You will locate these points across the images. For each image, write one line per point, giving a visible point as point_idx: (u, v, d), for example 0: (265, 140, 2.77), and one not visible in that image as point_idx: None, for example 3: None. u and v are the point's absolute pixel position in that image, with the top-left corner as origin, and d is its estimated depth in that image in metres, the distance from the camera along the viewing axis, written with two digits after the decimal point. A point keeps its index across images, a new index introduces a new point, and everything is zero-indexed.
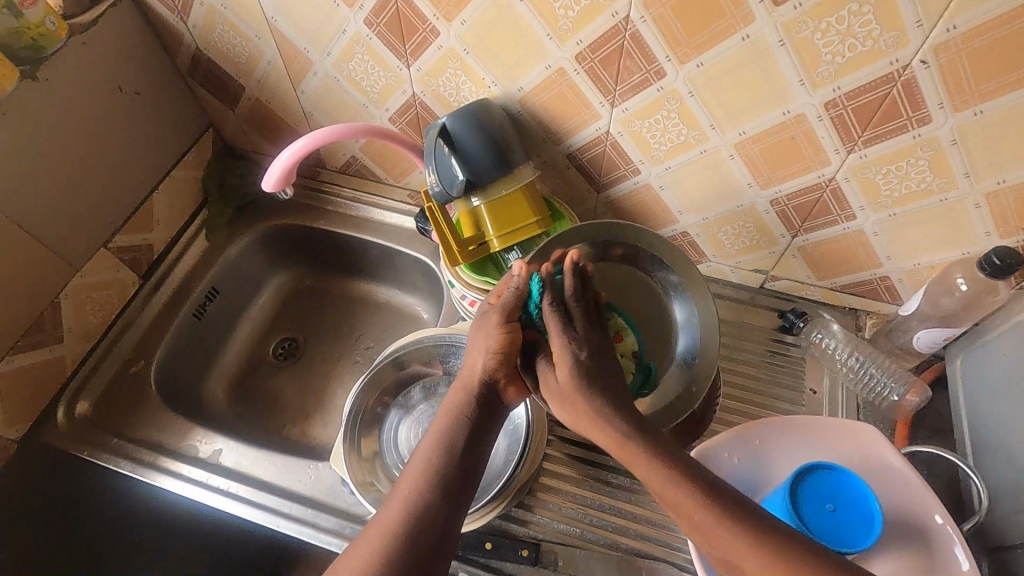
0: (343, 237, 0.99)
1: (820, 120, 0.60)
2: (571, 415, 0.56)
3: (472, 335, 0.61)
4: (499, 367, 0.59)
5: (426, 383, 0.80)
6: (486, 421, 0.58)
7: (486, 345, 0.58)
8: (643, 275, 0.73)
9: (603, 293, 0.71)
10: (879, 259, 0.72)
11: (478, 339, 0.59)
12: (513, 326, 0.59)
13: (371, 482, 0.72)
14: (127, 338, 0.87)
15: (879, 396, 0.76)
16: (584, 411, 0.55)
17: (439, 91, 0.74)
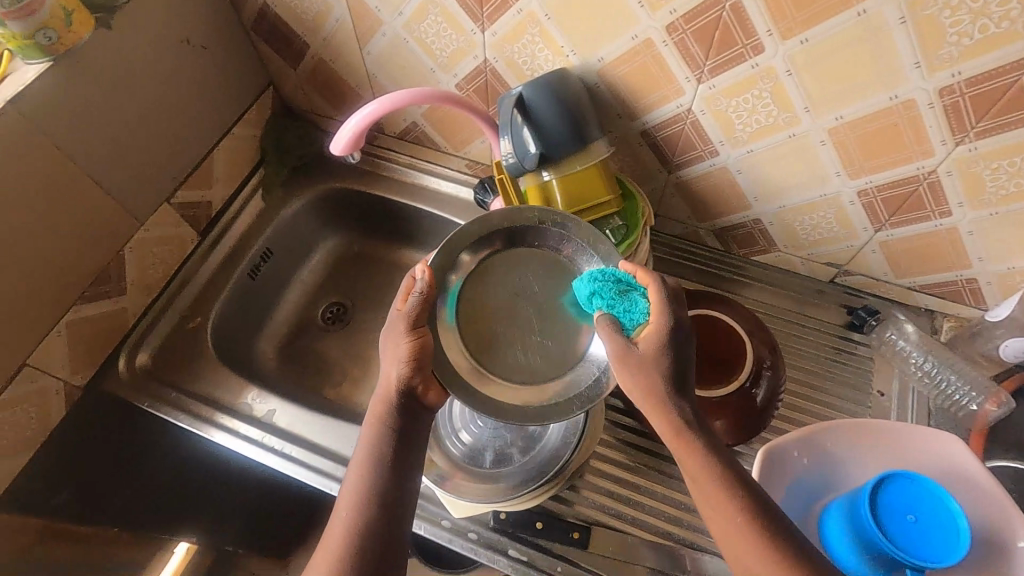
0: (396, 204, 0.98)
1: (930, 108, 0.56)
2: (647, 380, 0.55)
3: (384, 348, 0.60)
4: (415, 374, 0.58)
5: None
6: (409, 428, 0.58)
7: (398, 358, 0.58)
8: (529, 249, 0.67)
9: (520, 283, 0.66)
10: (970, 261, 0.68)
11: (388, 352, 0.59)
12: (420, 332, 0.59)
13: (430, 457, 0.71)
14: (185, 293, 0.88)
15: (954, 403, 0.73)
16: (659, 385, 0.54)
17: (512, 58, 0.71)
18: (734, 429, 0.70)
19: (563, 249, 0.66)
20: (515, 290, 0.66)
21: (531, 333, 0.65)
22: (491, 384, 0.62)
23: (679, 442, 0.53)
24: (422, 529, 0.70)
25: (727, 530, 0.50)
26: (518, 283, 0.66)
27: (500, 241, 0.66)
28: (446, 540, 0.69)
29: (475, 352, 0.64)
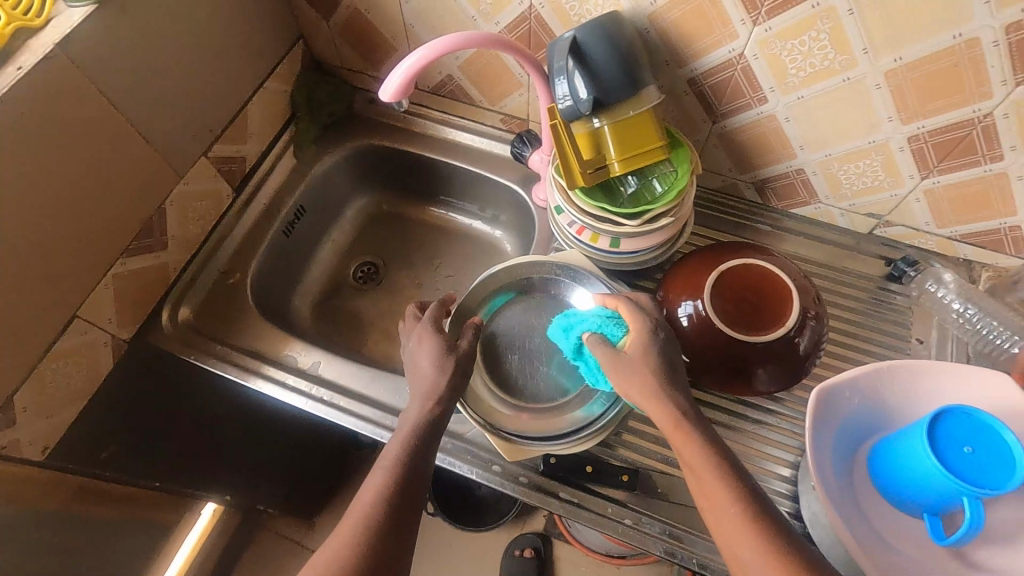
0: (429, 162, 0.98)
1: (995, 46, 0.56)
2: (640, 378, 0.59)
3: (418, 361, 0.65)
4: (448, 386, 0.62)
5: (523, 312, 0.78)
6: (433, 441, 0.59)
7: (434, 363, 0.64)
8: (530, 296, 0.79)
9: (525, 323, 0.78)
10: (1016, 207, 0.68)
11: (424, 362, 0.65)
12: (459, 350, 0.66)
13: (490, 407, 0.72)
14: (223, 249, 0.88)
15: (994, 347, 0.74)
16: (654, 376, 0.59)
17: (559, 3, 0.70)
18: (778, 376, 0.71)
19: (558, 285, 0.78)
20: (521, 326, 0.78)
21: (543, 359, 0.76)
22: (500, 404, 0.72)
23: (678, 432, 0.56)
24: (474, 473, 0.71)
25: (722, 518, 0.52)
26: (526, 327, 0.78)
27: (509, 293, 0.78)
28: (498, 484, 0.70)
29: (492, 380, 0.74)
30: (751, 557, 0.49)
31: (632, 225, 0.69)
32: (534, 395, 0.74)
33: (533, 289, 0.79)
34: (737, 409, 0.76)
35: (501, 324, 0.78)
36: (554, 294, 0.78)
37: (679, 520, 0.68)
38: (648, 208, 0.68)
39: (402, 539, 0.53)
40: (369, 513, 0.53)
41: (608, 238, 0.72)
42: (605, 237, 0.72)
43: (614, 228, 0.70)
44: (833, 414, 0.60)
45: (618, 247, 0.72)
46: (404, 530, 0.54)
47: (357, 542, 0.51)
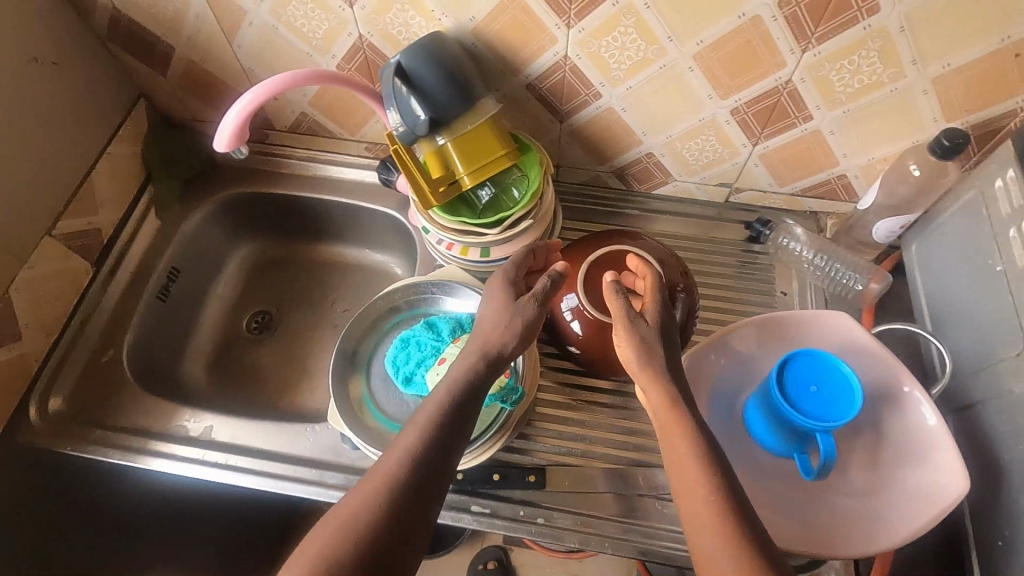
0: (303, 200, 0.96)
1: (774, 21, 0.61)
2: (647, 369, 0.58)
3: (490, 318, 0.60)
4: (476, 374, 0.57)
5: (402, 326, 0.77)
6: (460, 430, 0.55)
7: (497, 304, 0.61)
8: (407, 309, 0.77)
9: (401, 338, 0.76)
10: (836, 158, 0.75)
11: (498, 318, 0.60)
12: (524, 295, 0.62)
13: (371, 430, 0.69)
14: (91, 328, 0.83)
15: (846, 288, 0.80)
16: (657, 367, 0.57)
17: (387, 29, 0.71)
18: None
19: (431, 295, 0.76)
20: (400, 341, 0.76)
21: None
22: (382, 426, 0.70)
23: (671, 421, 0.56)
24: None
25: (699, 506, 0.51)
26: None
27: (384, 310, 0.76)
28: None
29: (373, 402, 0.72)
30: (701, 540, 0.50)
31: (494, 233, 0.71)
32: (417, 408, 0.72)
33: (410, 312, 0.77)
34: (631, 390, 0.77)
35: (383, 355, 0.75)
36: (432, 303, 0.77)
37: (589, 508, 0.70)
38: (506, 215, 0.70)
39: (406, 531, 0.49)
40: (353, 524, 0.48)
41: (478, 249, 0.73)
42: (474, 248, 0.73)
43: (477, 239, 0.71)
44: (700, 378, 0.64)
45: (489, 256, 0.73)
46: (412, 521, 0.50)
47: (349, 532, 0.48)
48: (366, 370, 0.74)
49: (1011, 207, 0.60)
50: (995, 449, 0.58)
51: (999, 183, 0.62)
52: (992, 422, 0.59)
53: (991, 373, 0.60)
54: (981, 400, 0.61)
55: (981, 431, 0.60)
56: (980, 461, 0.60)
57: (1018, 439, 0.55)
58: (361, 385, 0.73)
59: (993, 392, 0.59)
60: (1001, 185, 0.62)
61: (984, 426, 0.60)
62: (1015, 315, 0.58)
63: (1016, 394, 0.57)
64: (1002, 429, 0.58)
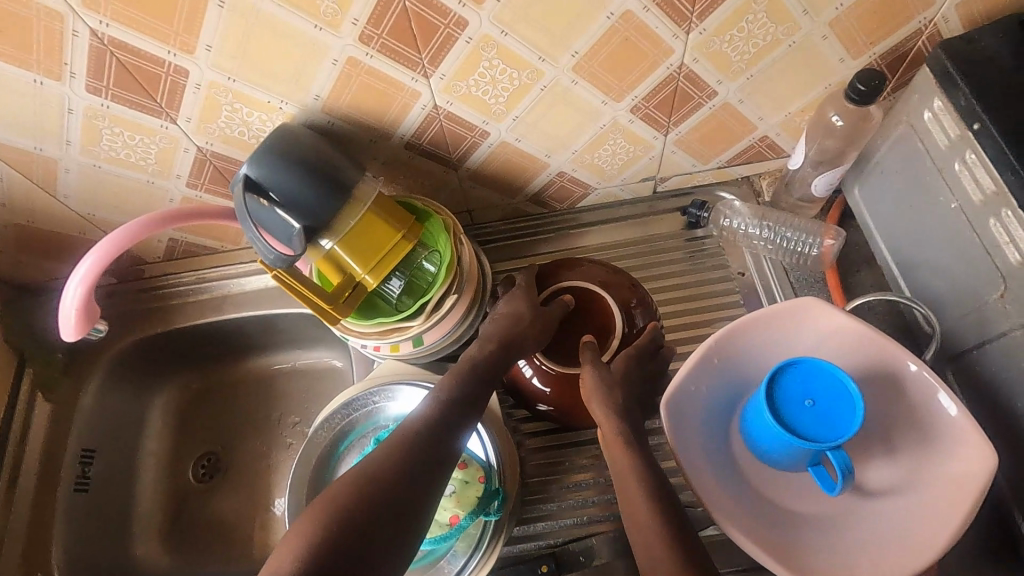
0: (208, 326, 0.86)
1: (647, 11, 0.54)
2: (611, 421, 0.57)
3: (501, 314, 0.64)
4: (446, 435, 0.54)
5: (351, 448, 0.68)
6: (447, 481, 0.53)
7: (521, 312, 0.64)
8: (349, 430, 0.68)
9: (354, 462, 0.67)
10: (753, 123, 0.69)
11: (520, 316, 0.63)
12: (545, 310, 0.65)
13: None
14: (10, 554, 0.72)
15: (801, 257, 0.74)
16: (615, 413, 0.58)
17: (225, 133, 0.61)
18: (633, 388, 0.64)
19: (372, 406, 0.67)
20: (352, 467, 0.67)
21: None
22: None
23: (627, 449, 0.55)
24: None
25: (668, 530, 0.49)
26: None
27: (325, 440, 0.67)
28: None
29: None
30: None
31: (419, 322, 0.62)
32: None
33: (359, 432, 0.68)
34: None
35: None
36: (375, 415, 0.68)
37: None
38: (426, 299, 0.61)
39: (387, 539, 0.47)
40: (332, 507, 0.47)
41: (409, 341, 0.64)
42: (404, 342, 0.64)
43: (404, 334, 0.62)
44: (686, 412, 0.58)
45: (423, 344, 0.64)
46: (399, 520, 0.48)
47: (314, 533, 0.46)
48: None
49: (949, 137, 0.55)
50: (1006, 398, 0.54)
51: (927, 114, 0.57)
52: (994, 370, 0.55)
53: (980, 316, 0.55)
54: (977, 346, 0.56)
55: (984, 379, 0.56)
56: (992, 413, 0.55)
57: None
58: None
59: (988, 337, 0.55)
60: (932, 116, 0.57)
61: (986, 373, 0.56)
62: (988, 253, 0.53)
63: (1011, 337, 0.52)
64: (1008, 376, 0.53)
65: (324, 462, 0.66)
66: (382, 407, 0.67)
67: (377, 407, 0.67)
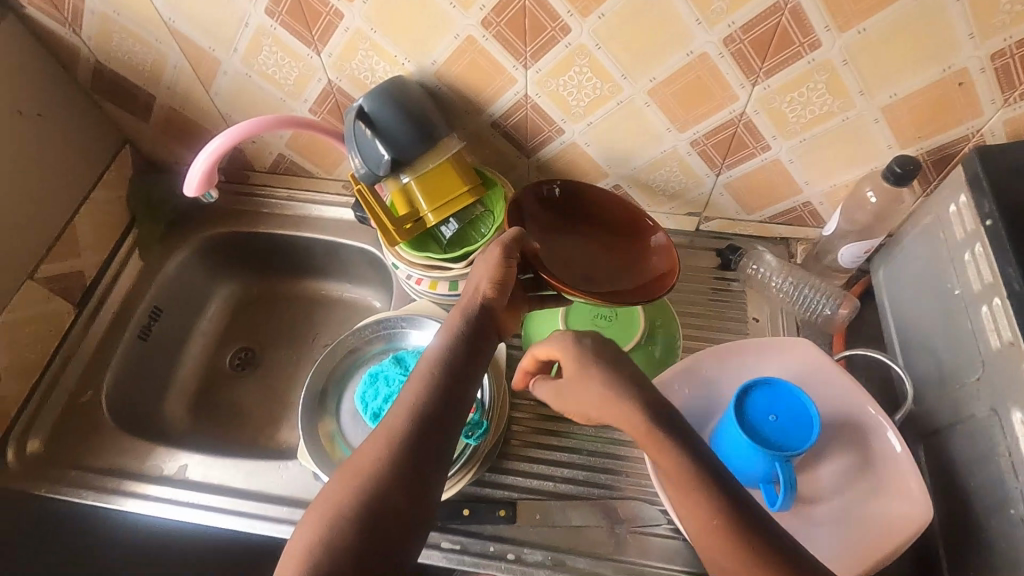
0: (284, 238, 0.98)
1: (721, 57, 0.63)
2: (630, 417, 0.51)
3: (475, 266, 0.62)
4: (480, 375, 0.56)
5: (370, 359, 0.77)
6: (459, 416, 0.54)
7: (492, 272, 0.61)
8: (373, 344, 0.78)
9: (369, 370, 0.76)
10: (798, 185, 0.76)
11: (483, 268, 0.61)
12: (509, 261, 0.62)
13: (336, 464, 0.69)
14: (72, 368, 0.84)
15: (815, 313, 0.79)
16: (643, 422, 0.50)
17: (354, 74, 0.74)
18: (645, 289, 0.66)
19: (399, 330, 0.77)
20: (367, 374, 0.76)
21: None
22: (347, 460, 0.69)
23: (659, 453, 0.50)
24: None
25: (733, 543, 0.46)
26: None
27: (352, 344, 0.77)
28: None
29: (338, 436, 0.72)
30: None
31: (459, 266, 0.71)
32: None
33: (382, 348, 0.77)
34: (603, 419, 0.76)
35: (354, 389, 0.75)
36: (398, 338, 0.77)
37: (559, 543, 0.68)
38: (471, 248, 0.71)
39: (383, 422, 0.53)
40: None
41: (446, 282, 0.73)
42: (442, 282, 0.74)
43: (443, 273, 0.72)
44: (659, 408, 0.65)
45: (457, 289, 0.74)
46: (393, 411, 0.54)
47: None
48: (336, 406, 0.74)
49: (965, 231, 0.60)
50: (963, 476, 0.57)
51: (953, 208, 0.63)
52: (959, 449, 0.58)
53: (958, 396, 0.59)
54: (949, 425, 0.60)
55: (949, 458, 0.59)
56: (949, 489, 0.59)
57: (982, 466, 0.55)
58: (331, 422, 0.72)
59: (959, 417, 0.58)
60: (955, 210, 0.62)
61: (952, 452, 0.59)
62: (975, 338, 0.58)
63: (978, 419, 0.56)
64: (968, 456, 0.57)
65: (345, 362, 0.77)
66: (406, 334, 0.77)
67: (402, 332, 0.77)
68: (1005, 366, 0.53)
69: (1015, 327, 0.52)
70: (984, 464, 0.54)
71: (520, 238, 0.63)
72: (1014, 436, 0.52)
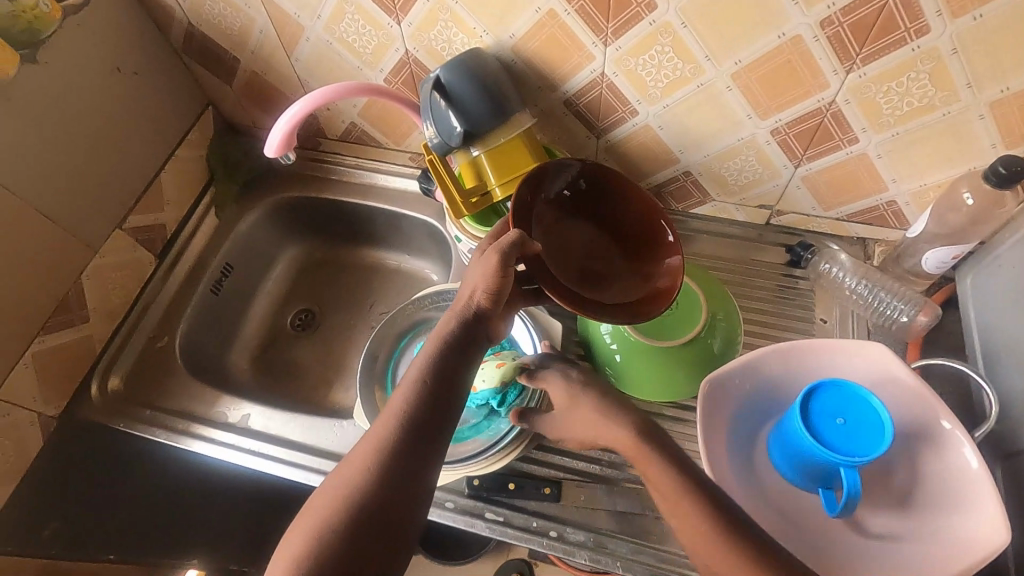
0: (349, 206, 1.00)
1: (816, 41, 0.60)
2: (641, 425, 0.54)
3: (473, 266, 0.58)
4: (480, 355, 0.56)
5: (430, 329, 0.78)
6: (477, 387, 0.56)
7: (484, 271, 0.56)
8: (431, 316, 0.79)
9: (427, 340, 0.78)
10: (884, 183, 0.72)
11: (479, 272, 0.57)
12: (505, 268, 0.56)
13: None
14: (151, 314, 0.89)
15: (889, 319, 0.76)
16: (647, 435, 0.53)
17: (431, 45, 0.74)
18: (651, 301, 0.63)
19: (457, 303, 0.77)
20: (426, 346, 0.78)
21: None
22: None
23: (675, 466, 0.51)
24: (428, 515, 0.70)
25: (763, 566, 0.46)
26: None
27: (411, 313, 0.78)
28: (449, 519, 0.70)
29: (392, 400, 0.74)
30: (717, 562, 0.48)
31: None
32: None
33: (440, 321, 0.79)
34: (655, 408, 0.76)
35: (410, 358, 0.77)
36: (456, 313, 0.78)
37: (603, 526, 0.68)
38: None
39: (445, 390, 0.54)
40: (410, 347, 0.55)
41: None
42: None
43: None
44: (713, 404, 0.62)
45: None
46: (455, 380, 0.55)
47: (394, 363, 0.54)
48: (392, 374, 0.76)
49: None
50: None
51: None
52: None
53: None
54: None
55: None
56: None
57: None
58: (386, 385, 0.75)
59: None
60: None
61: None
62: None
63: None
64: None
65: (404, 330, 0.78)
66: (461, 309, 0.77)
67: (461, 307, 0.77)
68: None
69: None
70: None
71: (521, 241, 0.57)
72: None
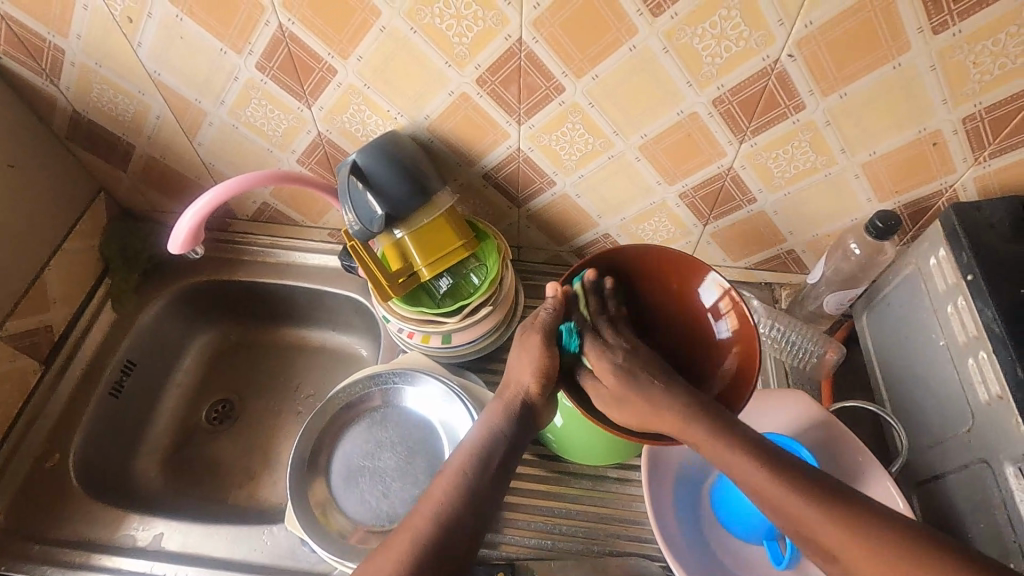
0: (265, 286, 0.95)
1: (710, 116, 0.65)
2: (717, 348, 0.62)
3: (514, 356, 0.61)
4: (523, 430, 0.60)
5: (363, 415, 0.74)
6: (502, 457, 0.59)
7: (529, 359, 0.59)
8: (363, 401, 0.75)
9: (362, 426, 0.74)
10: (783, 236, 0.78)
11: (526, 358, 0.60)
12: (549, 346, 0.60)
13: (330, 530, 0.66)
14: (37, 431, 0.79)
15: (804, 360, 0.80)
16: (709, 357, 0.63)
17: (345, 127, 0.73)
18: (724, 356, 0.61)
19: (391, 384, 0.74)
20: (361, 434, 0.73)
21: (389, 466, 0.72)
22: (344, 526, 0.67)
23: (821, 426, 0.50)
24: None
25: None
26: (372, 447, 0.73)
27: (342, 401, 0.74)
28: None
29: (329, 499, 0.69)
30: None
31: (454, 320, 0.70)
32: (387, 513, 0.68)
33: (372, 403, 0.75)
34: (599, 472, 0.75)
35: (343, 452, 0.72)
36: (391, 396, 0.75)
37: None
38: (464, 303, 0.70)
39: None
40: None
41: (439, 336, 0.72)
42: (434, 336, 0.72)
43: (438, 327, 0.70)
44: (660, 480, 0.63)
45: (450, 343, 0.72)
46: None
47: None
48: (327, 471, 0.71)
49: (947, 283, 0.62)
50: (960, 526, 0.59)
51: (933, 260, 0.65)
52: (955, 499, 0.60)
53: (952, 445, 0.61)
54: (942, 475, 0.62)
55: (945, 508, 0.61)
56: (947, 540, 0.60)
57: (980, 518, 0.56)
58: (322, 484, 0.70)
59: (952, 467, 0.60)
60: (936, 263, 0.64)
61: (947, 502, 0.61)
62: (963, 389, 0.59)
63: (972, 469, 0.58)
64: (964, 508, 0.58)
65: (336, 420, 0.73)
66: (395, 390, 0.75)
67: (395, 389, 0.75)
68: (996, 420, 0.55)
69: (1001, 382, 0.54)
70: (980, 515, 0.56)
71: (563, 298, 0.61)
72: (1010, 489, 0.53)
